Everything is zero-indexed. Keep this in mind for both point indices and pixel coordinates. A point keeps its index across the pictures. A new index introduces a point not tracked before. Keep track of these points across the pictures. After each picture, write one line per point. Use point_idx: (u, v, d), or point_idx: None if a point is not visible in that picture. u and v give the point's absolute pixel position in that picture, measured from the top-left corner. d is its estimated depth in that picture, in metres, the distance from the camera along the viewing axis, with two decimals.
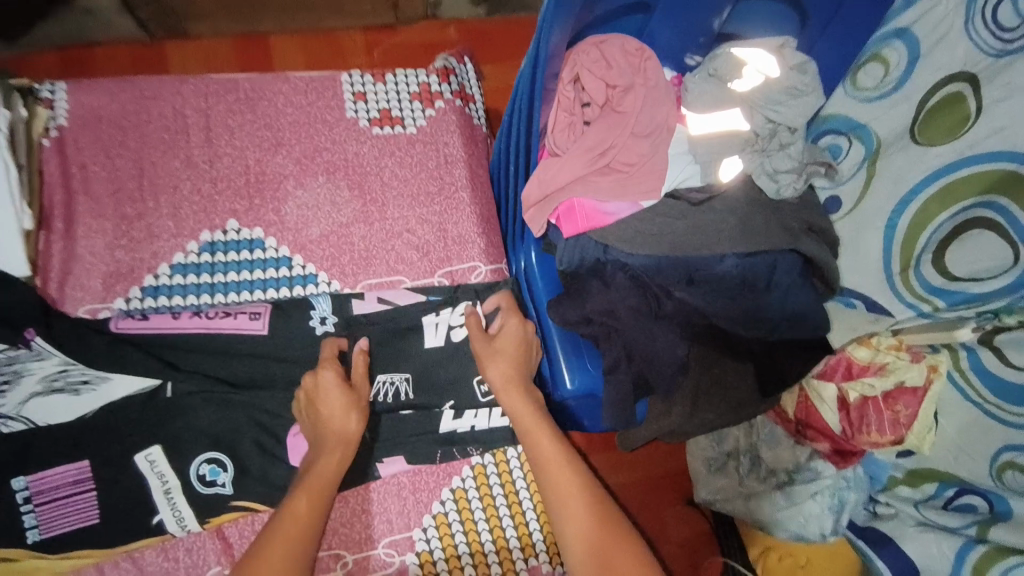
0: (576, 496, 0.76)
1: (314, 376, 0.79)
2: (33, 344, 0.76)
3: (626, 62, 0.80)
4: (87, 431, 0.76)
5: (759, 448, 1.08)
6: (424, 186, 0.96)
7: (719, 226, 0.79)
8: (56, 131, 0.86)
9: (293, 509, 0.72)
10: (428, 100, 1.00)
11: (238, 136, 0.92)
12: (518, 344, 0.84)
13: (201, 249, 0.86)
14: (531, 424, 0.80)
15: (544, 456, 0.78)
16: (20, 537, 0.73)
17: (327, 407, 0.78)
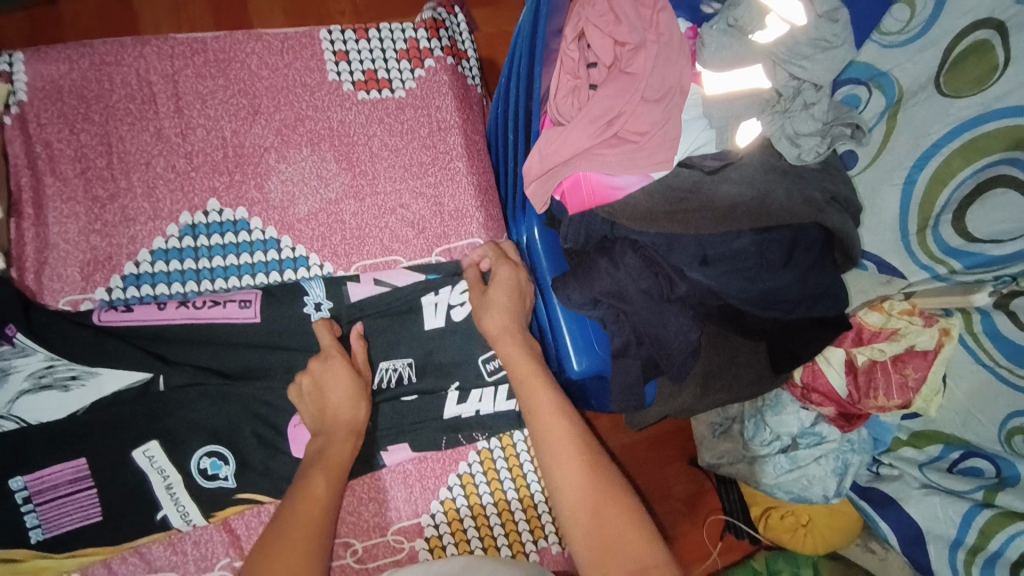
0: (570, 448, 0.68)
1: (321, 363, 0.75)
2: (16, 340, 0.72)
3: (637, 16, 0.71)
4: (79, 428, 0.73)
5: (763, 412, 1.02)
6: (417, 158, 0.89)
7: (736, 200, 0.72)
8: (17, 107, 0.79)
9: (312, 489, 0.68)
10: (417, 59, 0.91)
11: (210, 104, 0.84)
12: (510, 290, 0.79)
13: (182, 233, 0.81)
14: (527, 373, 0.73)
15: (539, 406, 0.71)
16: (24, 538, 0.71)
17: (328, 393, 0.75)
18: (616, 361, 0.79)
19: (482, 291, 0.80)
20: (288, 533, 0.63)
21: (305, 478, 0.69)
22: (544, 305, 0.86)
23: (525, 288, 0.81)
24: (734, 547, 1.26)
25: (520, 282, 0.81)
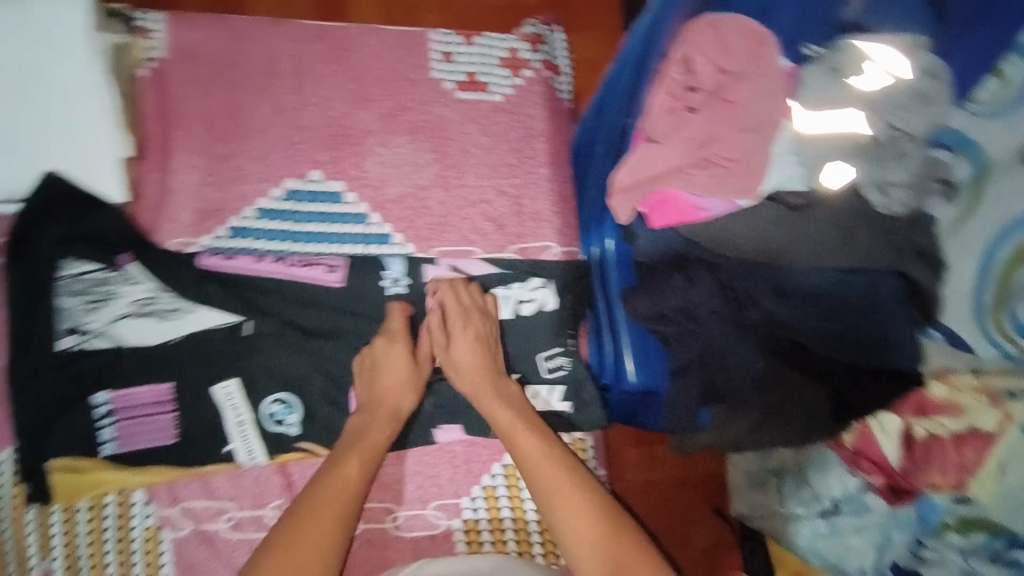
0: (562, 483, 0.76)
1: (387, 342, 0.82)
2: (125, 269, 0.81)
3: (743, 48, 0.75)
4: (174, 356, 0.81)
5: (806, 467, 0.91)
6: (504, 158, 0.92)
7: (819, 237, 0.74)
8: (156, 62, 0.85)
9: (344, 471, 0.75)
10: (517, 68, 0.94)
11: (324, 86, 0.89)
12: (473, 346, 0.83)
13: (284, 196, 0.87)
14: (507, 425, 0.80)
15: (524, 451, 0.78)
16: (97, 449, 0.79)
17: (381, 367, 0.82)
18: (677, 378, 0.81)
19: (443, 343, 0.84)
20: (315, 507, 0.72)
21: (339, 452, 0.77)
22: (610, 316, 0.91)
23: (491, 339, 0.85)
24: None
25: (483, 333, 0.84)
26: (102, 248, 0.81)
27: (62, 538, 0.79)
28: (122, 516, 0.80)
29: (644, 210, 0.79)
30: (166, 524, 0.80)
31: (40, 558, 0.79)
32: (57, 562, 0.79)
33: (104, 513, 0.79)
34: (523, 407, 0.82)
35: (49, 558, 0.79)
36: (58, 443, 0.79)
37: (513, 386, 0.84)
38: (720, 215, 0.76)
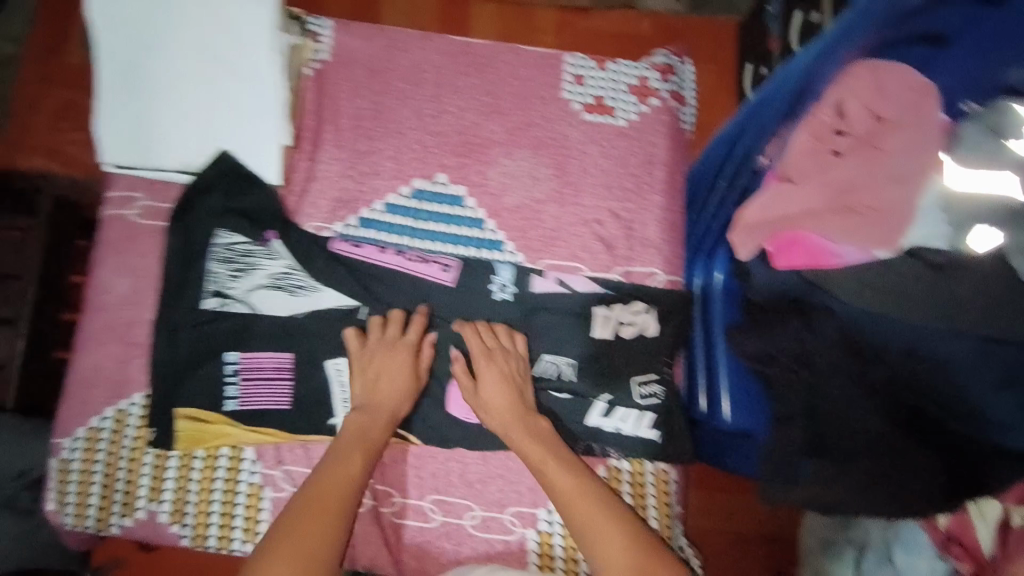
0: (593, 515, 0.73)
1: (486, 359, 0.83)
2: (270, 244, 0.89)
3: (904, 96, 0.71)
4: (297, 329, 0.88)
5: (891, 544, 0.85)
6: (621, 182, 0.94)
7: (967, 299, 0.69)
8: (318, 64, 0.95)
9: (348, 463, 0.76)
10: (644, 95, 0.95)
11: (461, 96, 0.95)
12: (502, 383, 0.83)
13: (411, 195, 0.93)
14: (538, 459, 0.79)
15: (559, 486, 0.76)
16: (220, 403, 0.87)
17: (377, 372, 0.84)
18: (781, 426, 0.76)
19: (472, 388, 0.84)
20: (318, 497, 0.72)
21: (339, 446, 0.78)
22: (710, 353, 0.91)
23: (517, 372, 0.84)
24: None
25: (509, 370, 0.84)
26: (253, 223, 0.89)
27: (175, 483, 0.86)
28: (232, 469, 0.87)
29: (768, 247, 0.78)
30: (269, 483, 0.87)
31: (151, 499, 0.86)
32: (165, 505, 0.86)
33: (217, 464, 0.87)
34: (551, 440, 0.81)
35: (160, 500, 0.86)
36: (188, 394, 0.87)
37: (542, 422, 0.82)
38: (855, 266, 0.73)
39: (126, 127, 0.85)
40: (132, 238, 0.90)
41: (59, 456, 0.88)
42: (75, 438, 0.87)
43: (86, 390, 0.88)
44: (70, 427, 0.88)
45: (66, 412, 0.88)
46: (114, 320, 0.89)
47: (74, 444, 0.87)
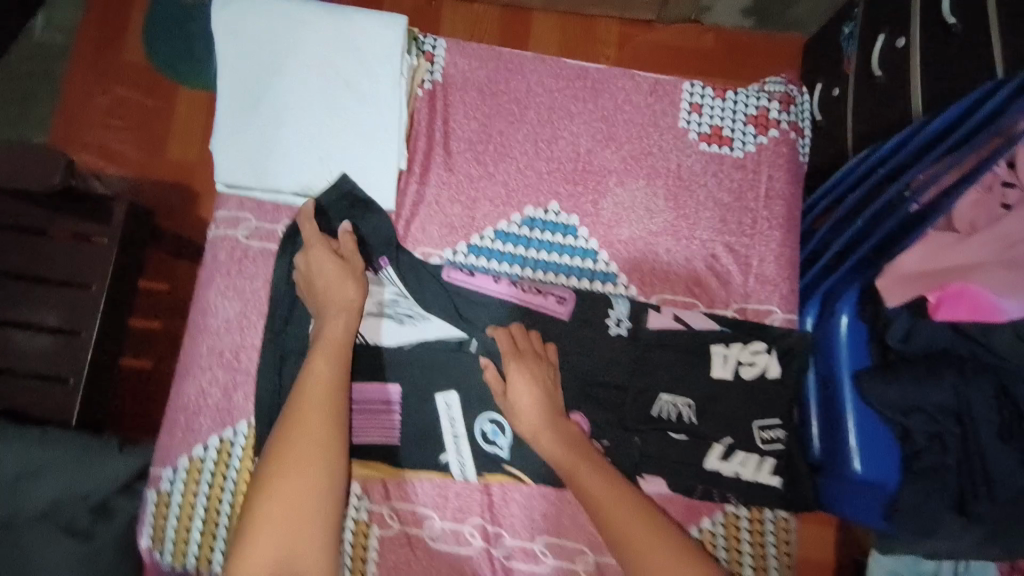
0: (624, 512, 0.70)
1: (516, 359, 0.80)
2: (381, 272, 0.86)
3: None
4: (408, 360, 0.86)
5: None
6: (737, 215, 0.91)
7: None
8: (430, 84, 0.92)
9: (313, 372, 0.75)
10: (764, 127, 0.93)
11: (575, 123, 0.93)
12: (532, 379, 0.79)
13: (522, 222, 0.91)
14: (570, 464, 0.75)
15: (594, 493, 0.72)
16: None
17: (321, 277, 0.80)
18: (925, 477, 0.77)
19: (503, 394, 0.80)
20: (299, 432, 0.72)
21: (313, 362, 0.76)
22: (833, 395, 0.85)
23: (545, 375, 0.81)
24: None
25: (538, 373, 0.81)
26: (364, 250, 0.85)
27: None
28: None
29: (930, 298, 0.74)
30: (376, 520, 0.84)
31: None
32: None
33: None
34: (584, 445, 0.78)
35: None
36: None
37: (574, 426, 0.80)
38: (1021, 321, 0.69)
39: (243, 151, 0.84)
40: (241, 259, 0.87)
41: (159, 487, 0.85)
42: (176, 468, 0.85)
43: (189, 418, 0.85)
44: (172, 455, 0.85)
45: (166, 440, 0.86)
46: (219, 345, 0.86)
47: (174, 474, 0.85)
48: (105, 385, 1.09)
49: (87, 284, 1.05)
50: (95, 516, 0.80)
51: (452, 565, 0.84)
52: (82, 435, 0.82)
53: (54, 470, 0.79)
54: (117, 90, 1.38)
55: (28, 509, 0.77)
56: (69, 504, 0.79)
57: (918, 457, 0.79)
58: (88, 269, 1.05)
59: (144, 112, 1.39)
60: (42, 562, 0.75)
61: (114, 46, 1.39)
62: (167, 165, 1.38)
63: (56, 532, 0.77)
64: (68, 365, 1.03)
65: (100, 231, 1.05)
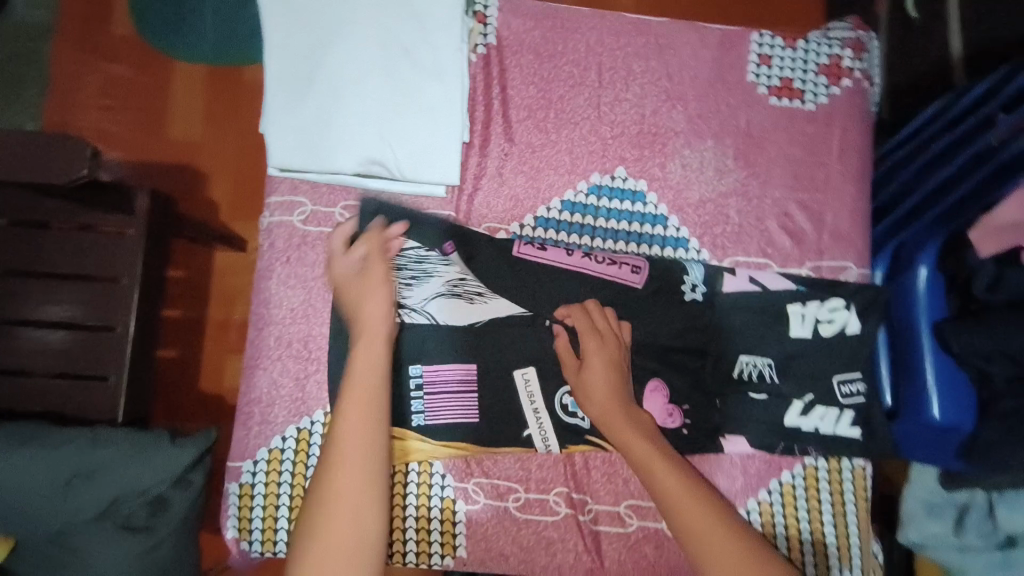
0: (699, 510, 0.67)
1: (597, 341, 0.80)
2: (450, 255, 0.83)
3: None
4: (484, 336, 0.84)
5: None
6: (809, 172, 0.90)
7: None
8: (484, 49, 0.87)
9: (363, 355, 0.71)
10: (835, 76, 0.90)
11: (639, 82, 0.89)
12: (609, 362, 0.79)
13: (589, 190, 0.87)
14: (643, 453, 0.73)
15: (666, 491, 0.69)
16: (405, 420, 0.82)
17: (342, 290, 0.77)
18: (1005, 419, 0.80)
19: (575, 368, 0.80)
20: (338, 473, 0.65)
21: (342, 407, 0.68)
22: (908, 346, 0.87)
23: (621, 357, 0.80)
24: None
25: (613, 355, 0.80)
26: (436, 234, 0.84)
27: None
28: (423, 484, 0.84)
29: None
30: (462, 496, 0.85)
31: None
32: None
33: (407, 479, 0.84)
34: (656, 438, 0.75)
35: None
36: None
37: (642, 415, 0.78)
38: None
39: (297, 131, 0.79)
40: (301, 246, 0.83)
41: (240, 481, 0.82)
42: (256, 459, 0.82)
43: (265, 410, 0.83)
44: (248, 448, 0.82)
45: (241, 432, 0.83)
46: (286, 334, 0.83)
47: (255, 466, 0.82)
48: (145, 382, 1.05)
49: (116, 280, 0.99)
50: (152, 510, 0.89)
51: (540, 534, 0.85)
52: (132, 433, 0.90)
53: (112, 471, 0.86)
54: (107, 68, 1.29)
55: (86, 510, 0.85)
56: (128, 501, 0.87)
57: (994, 402, 0.82)
58: (117, 262, 0.99)
59: (139, 91, 1.29)
60: (107, 557, 0.85)
61: (104, 18, 1.29)
62: (168, 145, 1.29)
63: (116, 531, 0.86)
64: (107, 361, 0.98)
65: (124, 223, 0.98)
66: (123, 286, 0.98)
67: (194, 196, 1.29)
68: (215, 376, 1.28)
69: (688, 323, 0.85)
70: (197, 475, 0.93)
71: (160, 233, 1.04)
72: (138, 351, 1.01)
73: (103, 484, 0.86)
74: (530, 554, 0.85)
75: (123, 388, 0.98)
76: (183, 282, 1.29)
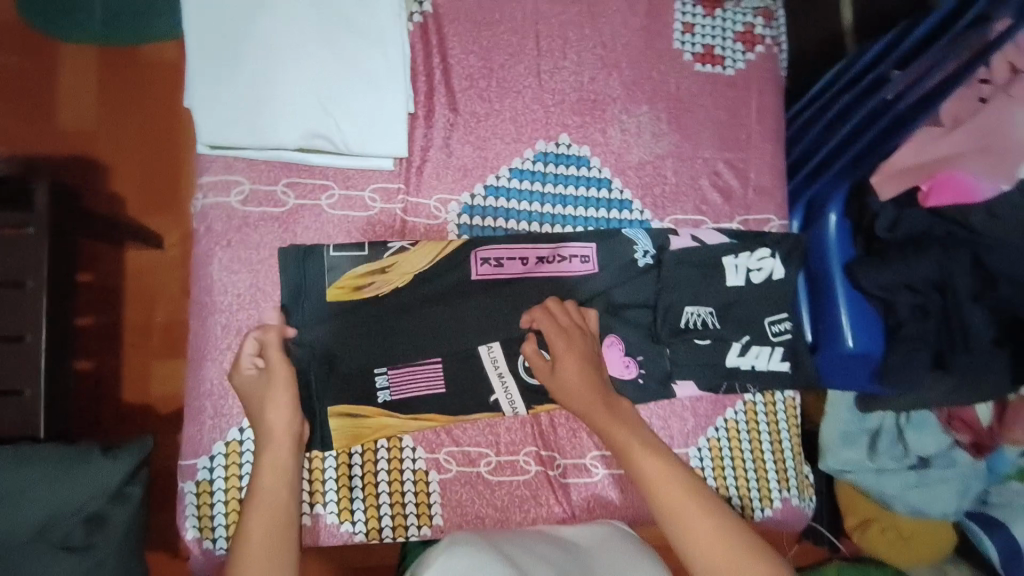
0: (674, 490, 0.73)
1: (567, 340, 0.82)
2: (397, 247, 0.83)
3: None
4: (440, 306, 0.83)
5: (905, 430, 1.17)
6: (733, 132, 0.97)
7: None
8: (420, 17, 0.87)
9: (270, 457, 0.74)
10: (750, 43, 0.98)
11: (576, 50, 0.91)
12: (584, 358, 0.82)
13: (535, 158, 0.89)
14: (621, 440, 0.78)
15: (644, 474, 0.75)
16: (373, 397, 0.81)
17: (246, 393, 0.76)
18: (906, 342, 0.93)
19: (549, 369, 0.82)
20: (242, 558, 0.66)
21: (250, 511, 0.70)
22: (825, 286, 0.97)
23: (593, 352, 0.84)
24: (808, 552, 1.41)
25: (587, 350, 0.83)
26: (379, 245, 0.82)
27: (337, 483, 0.83)
28: (393, 459, 0.84)
29: (923, 187, 0.89)
30: (433, 467, 0.85)
31: (314, 503, 0.82)
32: (331, 505, 0.82)
33: (377, 456, 0.84)
34: (634, 423, 0.80)
35: (324, 502, 0.82)
36: (334, 391, 0.80)
37: (619, 401, 0.82)
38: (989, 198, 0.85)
39: (230, 103, 0.75)
40: (242, 227, 0.79)
41: (196, 479, 0.78)
42: (212, 454, 0.78)
43: (217, 402, 0.78)
44: (202, 444, 0.78)
45: (191, 429, 0.78)
46: (236, 322, 0.79)
47: (211, 461, 0.78)
48: (68, 395, 0.95)
49: (21, 284, 0.88)
50: (91, 528, 0.82)
51: (513, 493, 0.88)
52: (59, 448, 0.82)
53: (38, 490, 0.79)
54: None
55: (19, 533, 0.79)
56: (62, 522, 0.81)
57: (901, 326, 0.94)
58: (19, 263, 0.88)
59: (25, 78, 1.17)
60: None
61: None
62: (62, 138, 1.17)
63: (54, 553, 0.80)
64: (22, 375, 0.88)
65: (24, 220, 0.88)
66: (32, 291, 0.88)
67: (97, 190, 1.17)
68: (140, 384, 1.17)
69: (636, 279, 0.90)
70: (136, 488, 0.85)
71: (67, 229, 0.93)
72: (57, 359, 0.91)
73: (33, 504, 0.79)
74: (505, 513, 0.87)
75: (43, 401, 0.88)
76: (96, 286, 1.17)
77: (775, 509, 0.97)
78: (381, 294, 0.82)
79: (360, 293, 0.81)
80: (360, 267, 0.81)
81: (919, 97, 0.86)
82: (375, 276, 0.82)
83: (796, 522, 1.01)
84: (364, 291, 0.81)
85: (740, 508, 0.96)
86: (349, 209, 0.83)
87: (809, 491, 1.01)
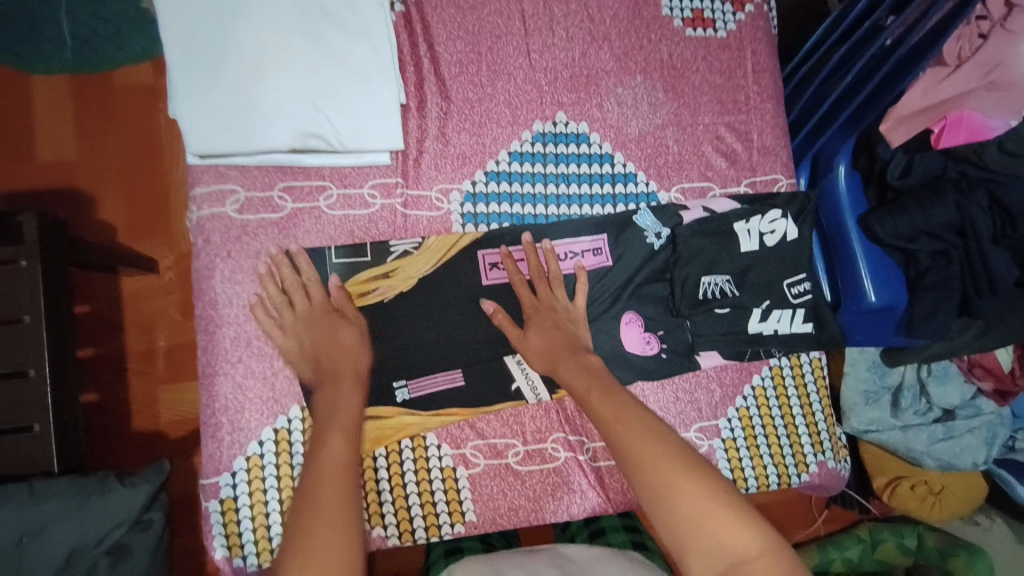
0: (641, 431, 0.67)
1: (546, 313, 0.81)
2: (396, 247, 0.81)
3: None
4: (451, 299, 0.82)
5: (928, 384, 1.16)
6: (731, 95, 0.95)
7: None
8: (401, 5, 0.84)
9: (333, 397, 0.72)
10: (739, 3, 0.95)
11: (564, 26, 0.89)
12: (554, 327, 0.80)
13: (534, 139, 0.87)
14: (583, 389, 0.74)
15: (605, 415, 0.70)
16: (391, 397, 0.80)
17: (312, 324, 0.75)
18: (930, 291, 0.91)
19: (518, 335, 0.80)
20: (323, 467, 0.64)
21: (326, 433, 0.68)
22: (840, 240, 0.96)
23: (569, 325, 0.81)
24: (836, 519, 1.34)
25: (563, 321, 0.81)
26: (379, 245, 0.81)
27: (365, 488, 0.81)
28: (419, 459, 0.82)
29: (934, 130, 0.89)
30: (461, 463, 0.83)
31: None
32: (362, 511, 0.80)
33: (403, 458, 0.82)
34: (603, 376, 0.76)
35: None
36: None
37: (593, 359, 0.79)
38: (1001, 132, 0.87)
39: (216, 109, 0.72)
40: (241, 237, 0.78)
41: (220, 497, 0.76)
42: (235, 471, 0.77)
43: (234, 418, 0.77)
44: (225, 461, 0.77)
45: (211, 448, 0.76)
46: (245, 333, 0.77)
47: (234, 478, 0.77)
48: (79, 429, 0.89)
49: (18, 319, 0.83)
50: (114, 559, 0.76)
51: (545, 482, 0.86)
52: (73, 480, 0.76)
53: (63, 523, 0.74)
54: None
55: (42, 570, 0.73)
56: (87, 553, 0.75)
57: (923, 275, 0.91)
58: (13, 300, 0.82)
59: None
60: None
61: None
62: (39, 170, 1.13)
63: None
64: (28, 410, 0.82)
65: (10, 254, 0.82)
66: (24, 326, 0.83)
67: (83, 219, 1.14)
68: (148, 411, 1.14)
69: (649, 254, 0.88)
70: (157, 513, 0.80)
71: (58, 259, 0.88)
72: (63, 394, 0.86)
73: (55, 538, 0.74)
74: (539, 502, 0.85)
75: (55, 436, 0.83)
76: (93, 316, 1.13)
77: (812, 473, 0.95)
78: (386, 298, 0.80)
79: (365, 300, 0.80)
80: (363, 272, 0.80)
81: (922, 39, 0.83)
82: (379, 281, 0.80)
83: (833, 484, 0.99)
84: (369, 296, 0.80)
85: (777, 476, 0.93)
86: (348, 208, 0.81)
87: (843, 452, 0.99)
